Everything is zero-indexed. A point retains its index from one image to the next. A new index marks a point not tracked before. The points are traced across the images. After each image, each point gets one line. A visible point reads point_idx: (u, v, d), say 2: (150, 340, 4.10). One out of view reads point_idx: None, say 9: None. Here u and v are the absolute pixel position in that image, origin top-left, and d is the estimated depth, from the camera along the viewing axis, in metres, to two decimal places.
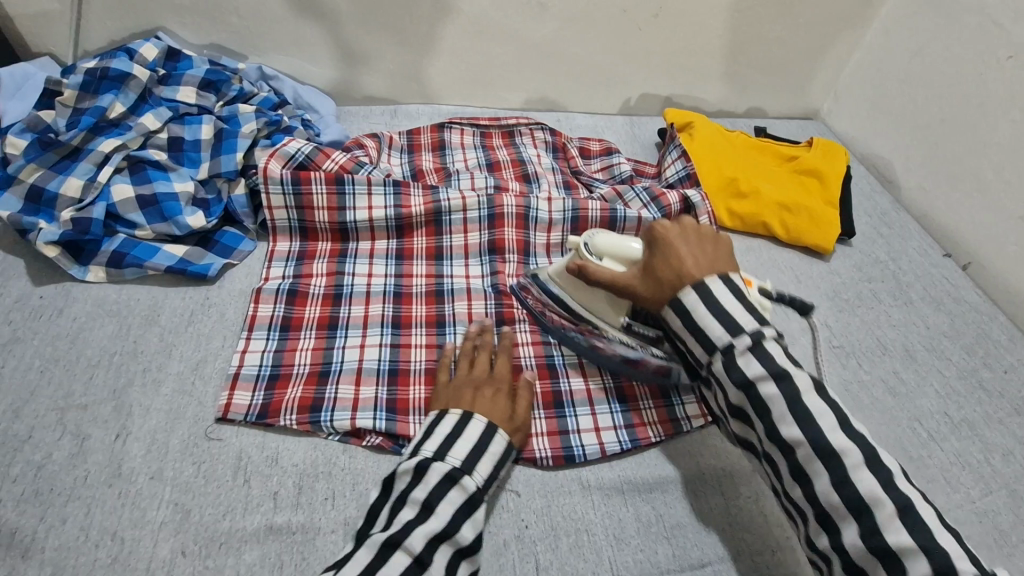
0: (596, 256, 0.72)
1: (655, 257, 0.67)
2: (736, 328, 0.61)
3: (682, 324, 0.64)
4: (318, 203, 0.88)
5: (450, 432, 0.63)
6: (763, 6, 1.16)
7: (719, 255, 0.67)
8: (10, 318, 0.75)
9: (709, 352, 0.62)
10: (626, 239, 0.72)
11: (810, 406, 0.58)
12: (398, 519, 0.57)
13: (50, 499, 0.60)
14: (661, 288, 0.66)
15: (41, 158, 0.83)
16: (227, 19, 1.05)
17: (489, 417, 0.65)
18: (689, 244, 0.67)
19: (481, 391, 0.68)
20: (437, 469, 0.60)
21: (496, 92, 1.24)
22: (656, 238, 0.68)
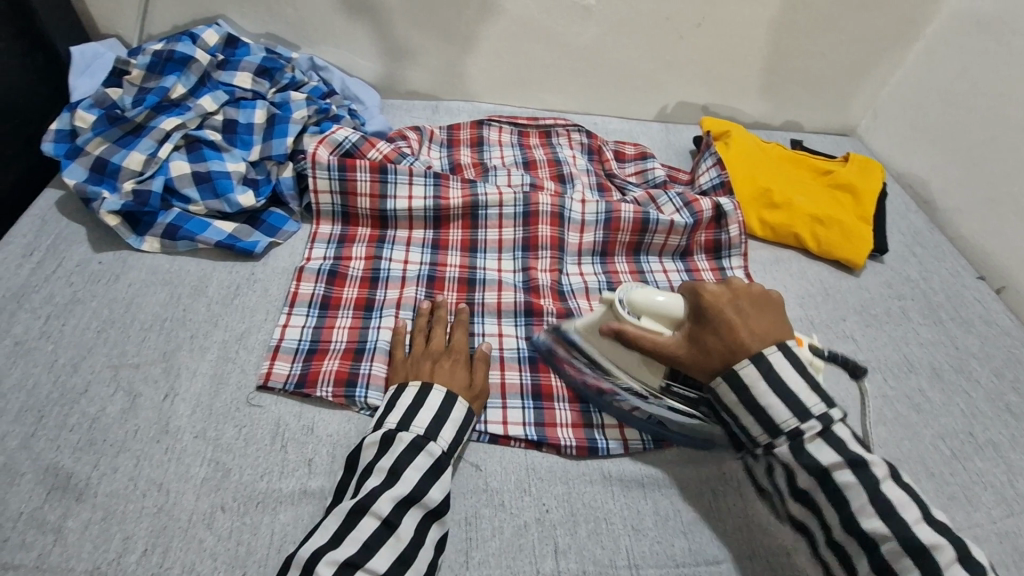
0: (633, 315, 0.67)
1: (707, 327, 0.62)
2: (804, 411, 0.58)
3: (738, 402, 0.60)
4: (361, 190, 0.91)
5: (410, 403, 0.67)
6: (806, 21, 1.17)
7: (773, 322, 0.63)
8: (71, 280, 0.80)
9: (772, 436, 0.59)
10: (663, 295, 0.67)
11: (831, 425, 0.58)
12: (365, 486, 0.61)
13: (103, 449, 0.64)
14: (707, 357, 0.62)
15: (107, 132, 0.88)
16: (284, 11, 1.09)
17: (448, 386, 0.69)
18: (742, 312, 0.62)
19: (441, 363, 0.72)
20: (402, 439, 0.64)
21: (536, 92, 1.26)
22: (704, 306, 0.63)
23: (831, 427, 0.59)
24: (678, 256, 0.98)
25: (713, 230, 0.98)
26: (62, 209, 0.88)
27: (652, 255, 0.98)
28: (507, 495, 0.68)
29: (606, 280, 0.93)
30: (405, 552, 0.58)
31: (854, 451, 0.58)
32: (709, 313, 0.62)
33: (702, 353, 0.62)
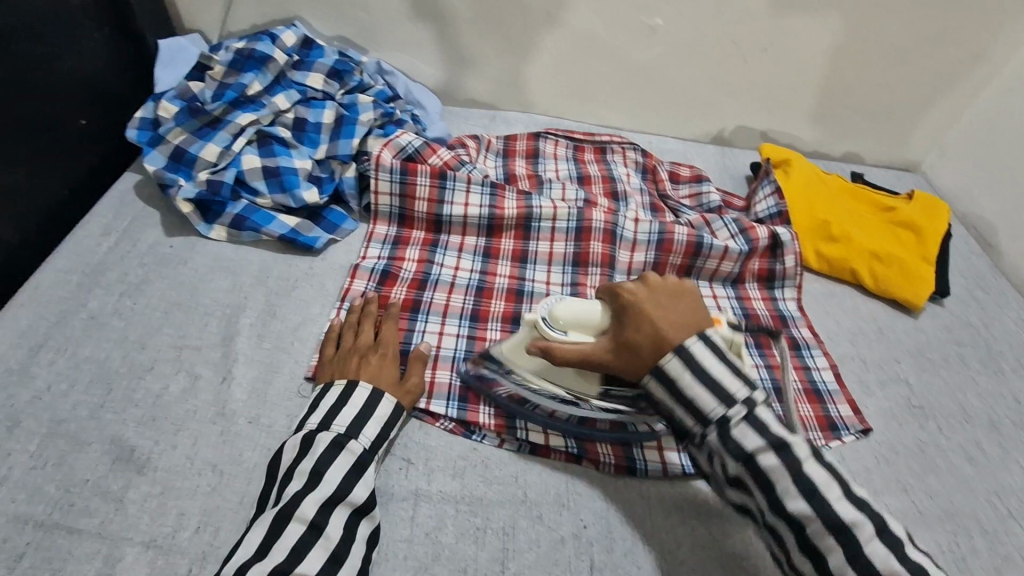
0: (559, 331, 0.68)
1: (629, 330, 0.63)
2: (729, 397, 0.58)
3: (667, 394, 0.61)
4: (420, 194, 0.94)
5: (333, 403, 0.67)
6: (876, 53, 1.15)
7: (690, 311, 0.64)
8: (144, 262, 0.84)
9: (703, 423, 0.59)
10: (585, 304, 0.69)
11: (754, 407, 0.59)
12: (286, 492, 0.61)
13: (164, 425, 0.67)
14: (633, 358, 0.63)
15: (187, 123, 0.92)
16: (358, 16, 1.13)
17: (375, 383, 0.70)
18: (662, 308, 0.64)
19: (367, 358, 0.73)
20: (323, 439, 0.64)
21: (593, 108, 1.27)
22: (626, 310, 0.64)
23: (757, 409, 0.59)
24: (729, 283, 0.97)
25: (767, 259, 0.96)
26: (140, 193, 0.93)
27: (702, 279, 0.96)
28: (545, 508, 0.68)
29: None
30: (337, 549, 0.58)
31: (778, 433, 0.57)
32: (630, 314, 0.64)
33: (632, 356, 0.63)
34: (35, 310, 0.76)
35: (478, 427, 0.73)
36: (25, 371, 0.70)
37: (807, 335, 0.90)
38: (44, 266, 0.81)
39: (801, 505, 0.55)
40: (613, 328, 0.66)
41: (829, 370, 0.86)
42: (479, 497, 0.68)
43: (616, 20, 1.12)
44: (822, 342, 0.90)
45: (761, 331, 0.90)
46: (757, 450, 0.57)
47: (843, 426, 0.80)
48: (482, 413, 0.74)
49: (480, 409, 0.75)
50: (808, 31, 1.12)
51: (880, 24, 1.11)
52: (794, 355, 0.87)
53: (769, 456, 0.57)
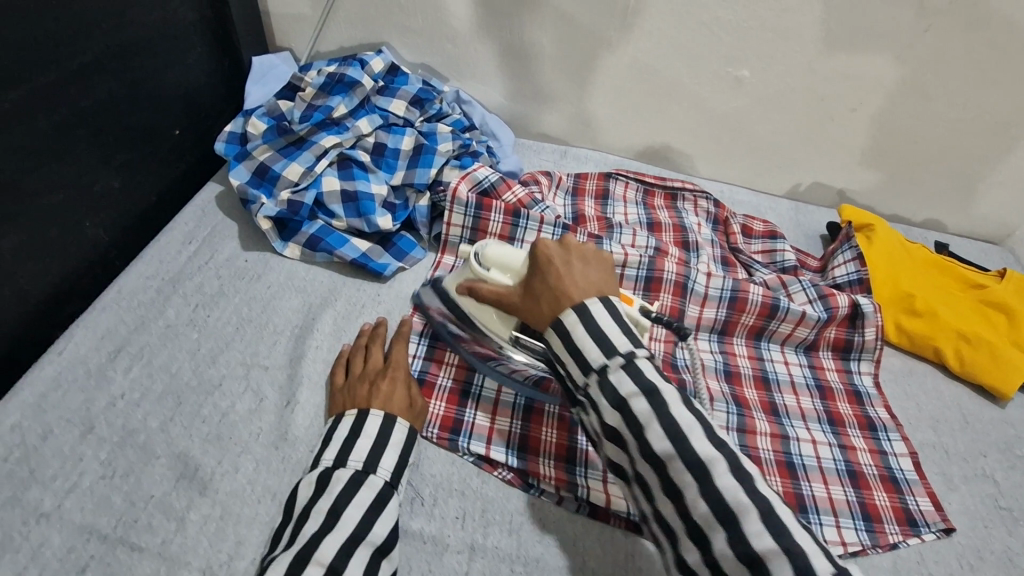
0: (484, 268, 0.72)
1: (536, 279, 0.62)
2: (610, 347, 0.54)
3: (563, 346, 0.56)
4: (492, 230, 0.93)
5: (346, 436, 0.65)
6: (975, 121, 1.09)
7: (605, 275, 0.61)
8: (220, 274, 0.86)
9: (584, 373, 0.54)
10: (509, 254, 0.70)
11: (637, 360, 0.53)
12: (302, 533, 0.58)
13: (228, 445, 0.68)
14: (537, 303, 0.61)
15: (274, 141, 0.95)
16: (443, 45, 1.15)
17: (386, 409, 0.68)
18: (575, 265, 0.61)
19: (378, 384, 0.71)
20: (339, 477, 0.62)
21: (666, 152, 1.25)
22: (537, 257, 0.62)
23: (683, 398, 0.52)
24: (802, 349, 0.92)
25: (846, 329, 0.91)
26: (221, 205, 0.95)
27: (774, 343, 0.92)
28: None
29: (722, 361, 0.88)
30: None
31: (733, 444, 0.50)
32: (539, 265, 0.62)
33: (533, 305, 0.62)
34: (116, 314, 0.78)
35: (537, 481, 0.71)
36: (102, 375, 0.72)
37: (884, 417, 0.85)
38: (128, 271, 0.84)
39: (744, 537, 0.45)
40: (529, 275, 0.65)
41: (907, 457, 0.81)
42: (535, 557, 0.66)
43: (701, 68, 1.10)
44: (901, 426, 0.85)
45: (834, 407, 0.86)
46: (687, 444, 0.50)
47: (923, 522, 0.75)
48: (542, 463, 0.72)
49: (540, 459, 0.72)
50: (901, 94, 1.08)
51: (984, 93, 1.06)
52: (870, 437, 0.82)
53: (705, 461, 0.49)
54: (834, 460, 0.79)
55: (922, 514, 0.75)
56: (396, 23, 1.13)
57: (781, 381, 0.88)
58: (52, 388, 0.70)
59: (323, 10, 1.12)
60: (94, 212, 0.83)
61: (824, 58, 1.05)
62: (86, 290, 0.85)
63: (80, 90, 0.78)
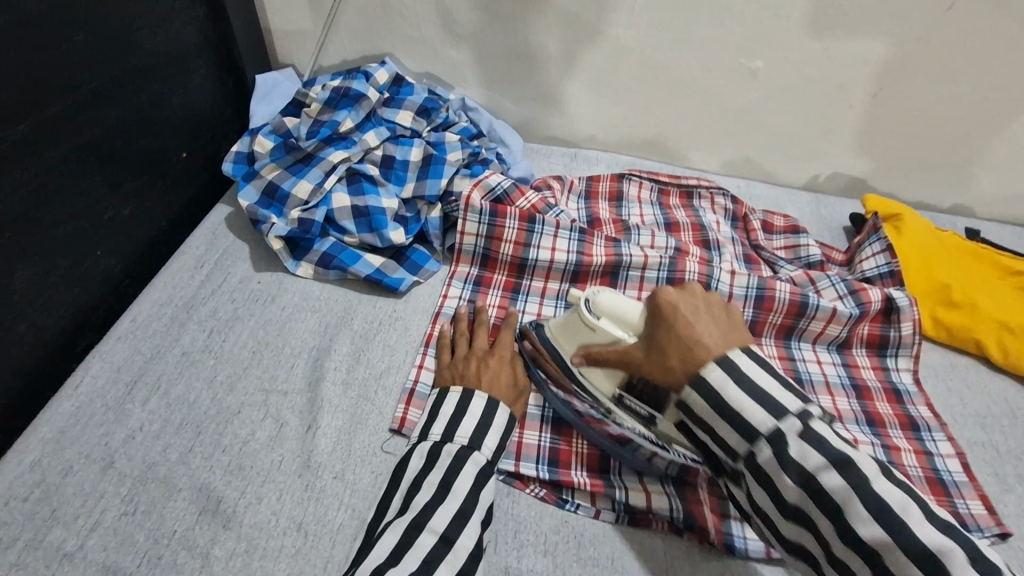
0: (594, 315, 0.69)
1: (659, 329, 0.61)
2: (782, 410, 0.52)
3: (710, 410, 0.55)
4: (507, 236, 0.90)
5: (453, 412, 0.67)
6: (1001, 102, 1.05)
7: (732, 328, 0.61)
8: (234, 297, 0.84)
9: (750, 442, 0.53)
10: (627, 301, 0.67)
11: (811, 421, 0.52)
12: (415, 502, 0.60)
13: (251, 476, 0.66)
14: (671, 364, 0.59)
15: (281, 159, 0.94)
16: (448, 53, 1.13)
17: (495, 385, 0.71)
18: (701, 313, 0.61)
19: (486, 362, 0.74)
20: (448, 450, 0.64)
21: (680, 150, 1.22)
22: (659, 308, 0.62)
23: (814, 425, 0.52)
24: (834, 348, 0.89)
25: (879, 324, 0.88)
26: (231, 226, 0.94)
27: (805, 342, 0.89)
28: None
29: None
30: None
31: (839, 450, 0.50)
32: (660, 316, 0.62)
33: (660, 360, 0.60)
34: (131, 344, 0.77)
35: (571, 495, 0.70)
36: (120, 408, 0.70)
37: (926, 415, 0.82)
38: (141, 299, 0.82)
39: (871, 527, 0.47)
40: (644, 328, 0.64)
41: (954, 458, 0.77)
42: None
43: (714, 62, 1.07)
44: (945, 425, 0.81)
45: (873, 407, 0.82)
46: (818, 469, 0.50)
47: (973, 526, 0.71)
48: (575, 475, 0.71)
49: (572, 472, 0.71)
50: (924, 77, 1.04)
51: (1011, 71, 1.01)
52: (914, 437, 0.79)
53: (832, 476, 0.49)
54: (875, 458, 0.76)
55: (971, 514, 0.72)
56: (397, 33, 1.11)
57: (814, 381, 0.85)
58: (70, 424, 0.68)
59: (323, 24, 1.11)
60: (105, 241, 0.82)
61: (843, 45, 1.02)
62: (101, 319, 0.83)
63: (89, 119, 0.77)
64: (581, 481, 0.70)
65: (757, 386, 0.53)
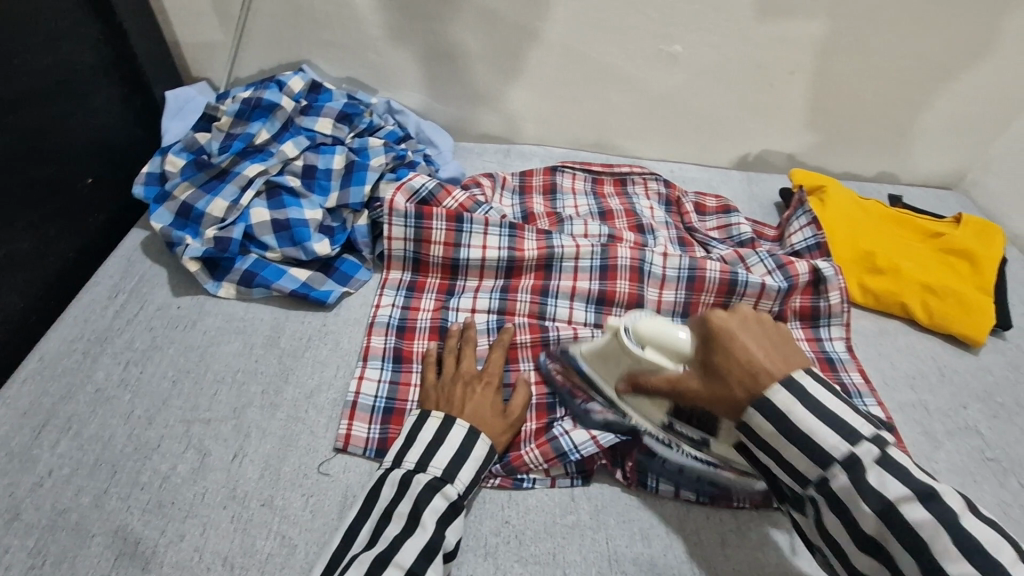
0: (636, 345, 0.67)
1: (718, 360, 0.58)
2: (854, 434, 0.53)
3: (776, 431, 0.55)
4: (436, 238, 0.88)
5: (431, 440, 0.66)
6: (912, 70, 1.09)
7: (789, 345, 0.59)
8: (151, 325, 0.80)
9: (824, 465, 0.54)
10: (670, 325, 0.65)
11: (886, 446, 0.52)
12: (383, 535, 0.59)
13: (172, 512, 0.63)
14: (734, 397, 0.57)
15: (194, 177, 0.90)
16: (366, 56, 1.10)
17: (482, 415, 0.69)
18: (756, 337, 0.59)
19: (472, 388, 0.72)
20: (419, 480, 0.63)
21: (612, 138, 1.22)
22: (716, 339, 0.59)
23: (889, 450, 0.52)
24: None
25: (810, 296, 0.90)
26: (148, 251, 0.89)
27: None
28: None
29: None
30: None
31: (921, 481, 0.50)
32: (715, 339, 0.59)
33: (719, 385, 0.58)
34: (38, 385, 0.72)
35: (526, 473, 0.71)
36: (27, 455, 0.66)
37: (858, 381, 0.83)
38: (49, 336, 0.77)
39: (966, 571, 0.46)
40: (699, 356, 0.61)
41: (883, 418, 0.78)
42: None
43: (635, 48, 1.07)
44: (876, 389, 0.83)
45: None
46: (898, 499, 0.50)
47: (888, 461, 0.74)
48: (524, 452, 0.72)
49: (522, 449, 0.72)
50: (839, 52, 1.07)
51: (915, 41, 1.05)
52: None
53: (916, 508, 0.49)
54: None
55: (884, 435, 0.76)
56: (312, 39, 1.08)
57: None
58: None
59: (234, 34, 1.07)
60: (4, 279, 0.77)
61: (756, 25, 1.03)
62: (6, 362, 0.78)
63: None
64: (529, 453, 0.71)
65: (826, 411, 0.54)
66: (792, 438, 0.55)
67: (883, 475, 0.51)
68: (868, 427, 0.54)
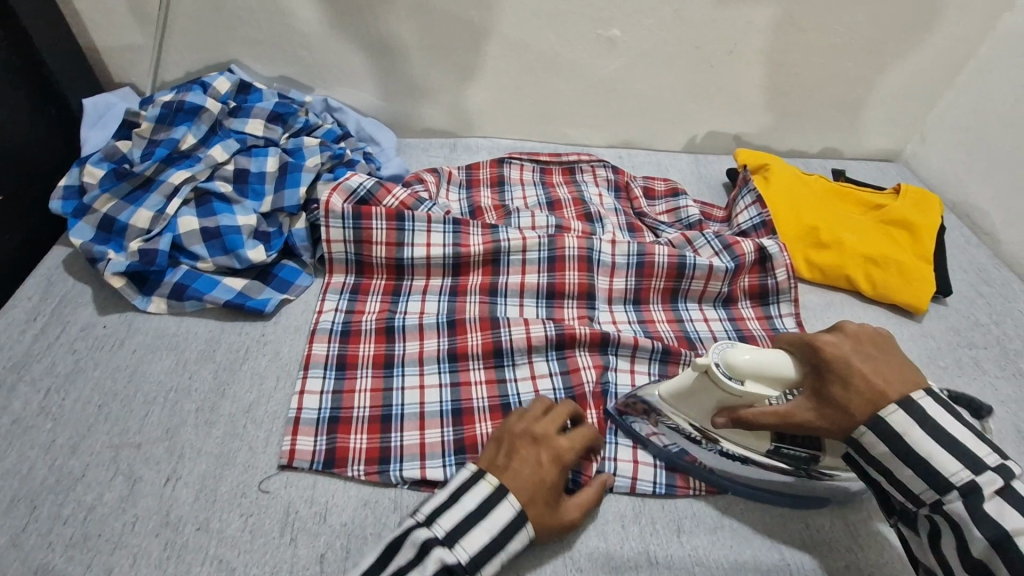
0: (735, 381, 0.59)
1: (834, 384, 0.57)
2: (978, 463, 0.53)
3: (888, 451, 0.56)
4: (377, 238, 0.85)
5: (473, 514, 0.59)
6: (847, 45, 1.10)
7: (900, 367, 0.59)
8: (74, 347, 0.75)
9: (942, 490, 0.54)
10: (765, 354, 0.59)
11: (1011, 479, 0.52)
12: None
13: (98, 545, 0.59)
14: (846, 414, 0.57)
15: (115, 187, 0.84)
16: (298, 53, 1.06)
17: (533, 497, 0.61)
18: (866, 359, 0.59)
19: (541, 460, 0.63)
20: (438, 555, 0.56)
21: (559, 127, 1.21)
22: (829, 363, 0.58)
23: (1013, 482, 0.52)
24: (719, 302, 0.90)
25: (757, 274, 0.90)
26: (69, 269, 0.84)
27: (691, 302, 0.90)
28: None
29: (640, 328, 0.85)
30: None
31: None
32: (830, 366, 0.58)
33: (836, 412, 0.57)
34: None
35: None
36: None
37: None
38: None
39: None
40: (808, 384, 0.59)
41: None
42: None
43: (573, 34, 1.06)
44: None
45: None
46: (1018, 531, 0.50)
47: None
48: None
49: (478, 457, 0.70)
50: (775, 30, 1.07)
51: (847, 16, 1.05)
52: None
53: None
54: None
55: None
56: (239, 37, 1.03)
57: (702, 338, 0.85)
58: None
59: (153, 35, 1.01)
60: None
61: (692, 6, 1.02)
62: None
63: None
64: None
65: (939, 429, 0.55)
66: (908, 458, 0.55)
67: (1002, 503, 0.51)
68: (993, 455, 0.54)
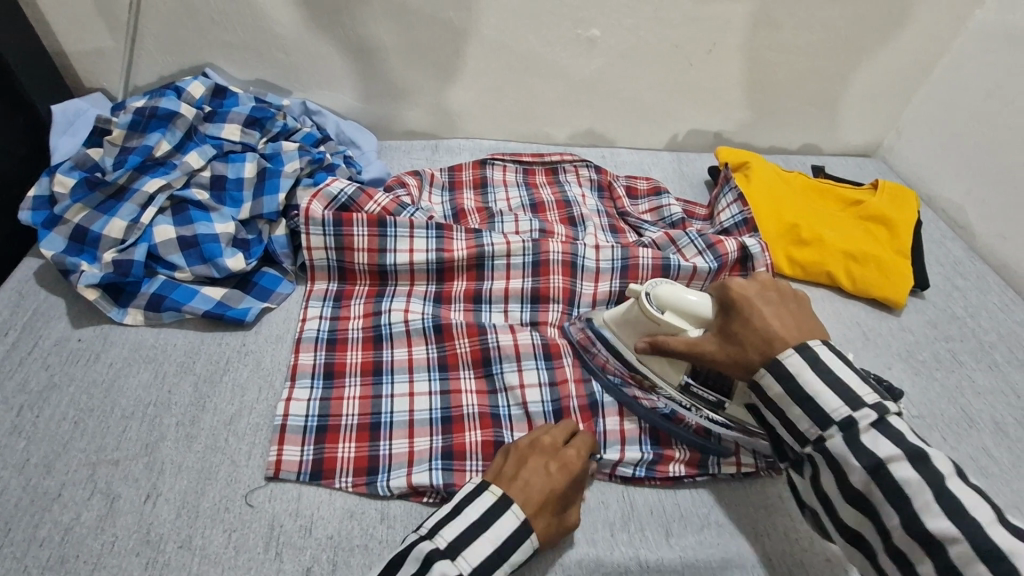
0: (657, 310, 0.68)
1: (735, 321, 0.63)
2: (857, 400, 0.56)
3: (783, 390, 0.59)
4: (358, 245, 0.84)
5: (479, 521, 0.58)
6: (824, 42, 1.11)
7: (805, 321, 0.63)
8: (47, 363, 0.73)
9: (823, 425, 0.56)
10: (690, 294, 0.68)
11: (886, 414, 0.55)
12: None
13: (76, 567, 0.58)
14: (745, 351, 0.61)
15: (87, 197, 0.82)
16: (274, 55, 1.04)
17: (542, 506, 0.61)
18: (772, 307, 0.63)
19: (549, 469, 0.63)
20: (443, 566, 0.55)
21: (541, 127, 1.21)
22: (735, 301, 0.64)
23: (889, 417, 0.55)
24: None
25: (739, 273, 0.91)
26: (41, 281, 0.82)
27: None
28: None
29: None
30: None
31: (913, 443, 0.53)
32: (736, 306, 0.63)
33: (735, 348, 0.62)
34: None
35: None
36: None
37: None
38: None
39: (943, 525, 0.49)
40: (718, 322, 0.65)
41: None
42: None
43: (553, 34, 1.05)
44: None
45: None
46: (890, 458, 0.52)
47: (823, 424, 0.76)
48: (468, 471, 0.68)
49: (466, 466, 0.69)
50: (753, 28, 1.07)
51: (823, 14, 1.06)
52: None
53: (905, 468, 0.52)
54: None
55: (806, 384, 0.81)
56: (213, 40, 1.01)
57: None
58: None
59: (124, 38, 0.99)
60: None
61: (671, 5, 1.02)
62: None
63: None
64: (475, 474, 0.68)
65: (828, 370, 0.57)
66: (797, 397, 0.58)
67: (877, 436, 0.54)
68: (873, 394, 0.56)
